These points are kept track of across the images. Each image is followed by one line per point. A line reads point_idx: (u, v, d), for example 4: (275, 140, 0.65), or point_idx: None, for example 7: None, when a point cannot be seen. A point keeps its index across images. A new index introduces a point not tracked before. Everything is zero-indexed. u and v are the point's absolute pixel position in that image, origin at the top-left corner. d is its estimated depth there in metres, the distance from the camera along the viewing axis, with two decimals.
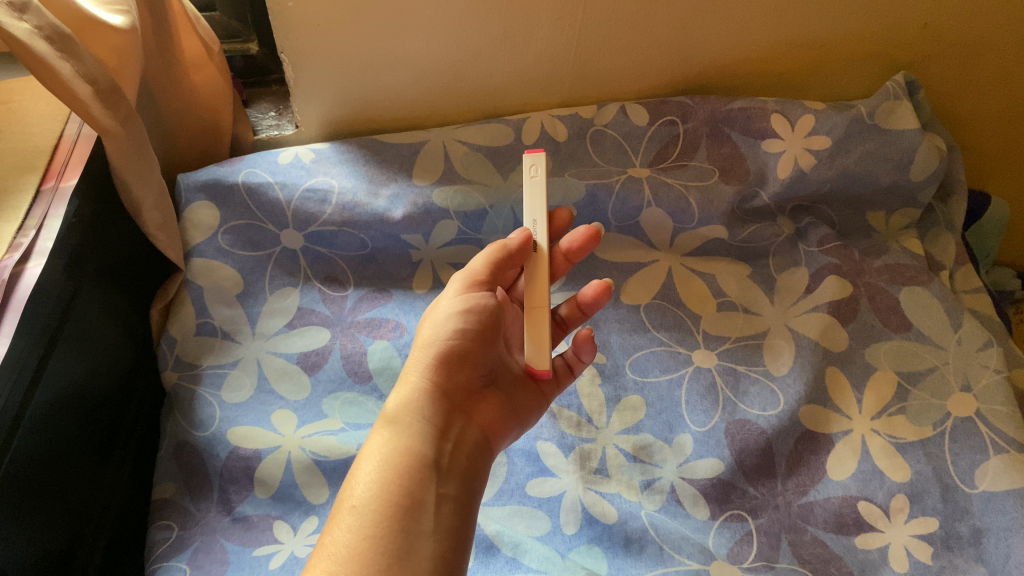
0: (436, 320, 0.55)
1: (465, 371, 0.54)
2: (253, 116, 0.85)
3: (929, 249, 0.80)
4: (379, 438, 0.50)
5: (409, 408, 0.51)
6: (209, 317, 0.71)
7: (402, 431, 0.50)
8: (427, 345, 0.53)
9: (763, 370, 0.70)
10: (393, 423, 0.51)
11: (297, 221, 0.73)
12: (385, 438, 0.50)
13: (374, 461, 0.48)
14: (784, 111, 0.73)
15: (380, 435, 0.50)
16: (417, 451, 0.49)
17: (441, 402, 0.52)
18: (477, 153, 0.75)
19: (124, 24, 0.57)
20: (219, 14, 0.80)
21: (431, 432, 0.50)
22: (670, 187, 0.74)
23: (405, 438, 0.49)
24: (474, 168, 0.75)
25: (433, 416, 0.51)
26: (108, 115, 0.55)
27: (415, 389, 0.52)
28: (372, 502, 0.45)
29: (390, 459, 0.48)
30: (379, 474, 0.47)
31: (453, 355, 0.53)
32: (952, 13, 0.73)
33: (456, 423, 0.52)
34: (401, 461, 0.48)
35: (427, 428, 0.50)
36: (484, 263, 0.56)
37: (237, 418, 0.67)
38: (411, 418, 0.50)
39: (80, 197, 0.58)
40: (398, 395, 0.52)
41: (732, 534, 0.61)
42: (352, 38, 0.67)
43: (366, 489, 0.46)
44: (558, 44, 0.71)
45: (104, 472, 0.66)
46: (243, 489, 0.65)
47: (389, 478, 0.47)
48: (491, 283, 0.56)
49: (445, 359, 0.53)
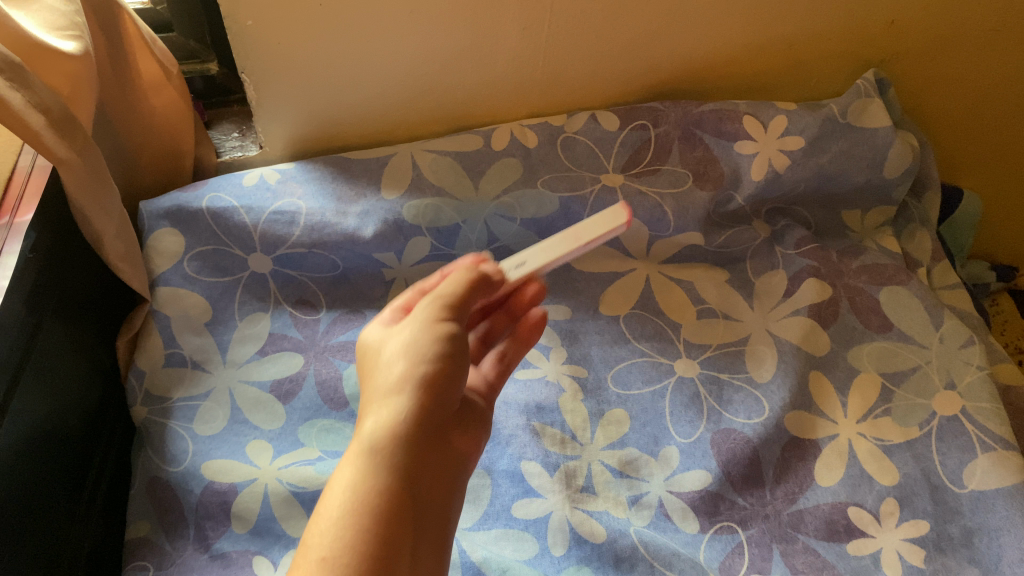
0: (416, 330, 0.45)
1: (455, 396, 0.46)
2: (216, 138, 0.83)
3: (906, 246, 0.79)
4: (350, 472, 0.41)
5: (393, 439, 0.42)
6: (177, 347, 0.68)
7: (380, 467, 0.41)
8: (413, 363, 0.44)
9: (746, 377, 0.69)
10: (369, 455, 0.41)
11: (266, 245, 0.71)
12: (360, 474, 0.41)
13: (345, 504, 0.39)
14: (756, 113, 0.72)
15: (351, 469, 0.41)
16: (397, 494, 0.40)
17: (427, 432, 0.43)
18: (445, 159, 0.73)
19: (76, 50, 0.55)
20: (176, 35, 0.77)
21: (414, 473, 0.42)
22: (644, 195, 0.73)
23: (384, 477, 0.41)
24: (443, 175, 0.73)
25: (417, 449, 0.42)
26: (63, 145, 0.53)
27: (400, 410, 0.42)
28: (344, 559, 0.37)
29: (366, 502, 0.39)
30: (352, 523, 0.39)
31: (444, 379, 0.44)
32: (918, 10, 0.73)
33: (437, 456, 0.44)
34: (377, 506, 0.39)
35: (409, 466, 0.42)
36: (460, 288, 0.48)
37: (211, 451, 0.65)
38: (394, 453, 0.41)
39: (36, 230, 0.55)
40: (377, 418, 0.43)
41: (723, 546, 0.61)
42: (313, 55, 0.65)
43: (335, 540, 0.38)
44: (525, 53, 0.70)
45: (73, 512, 0.64)
46: (220, 525, 0.62)
47: (364, 529, 0.38)
48: (462, 307, 0.47)
49: (434, 382, 0.44)
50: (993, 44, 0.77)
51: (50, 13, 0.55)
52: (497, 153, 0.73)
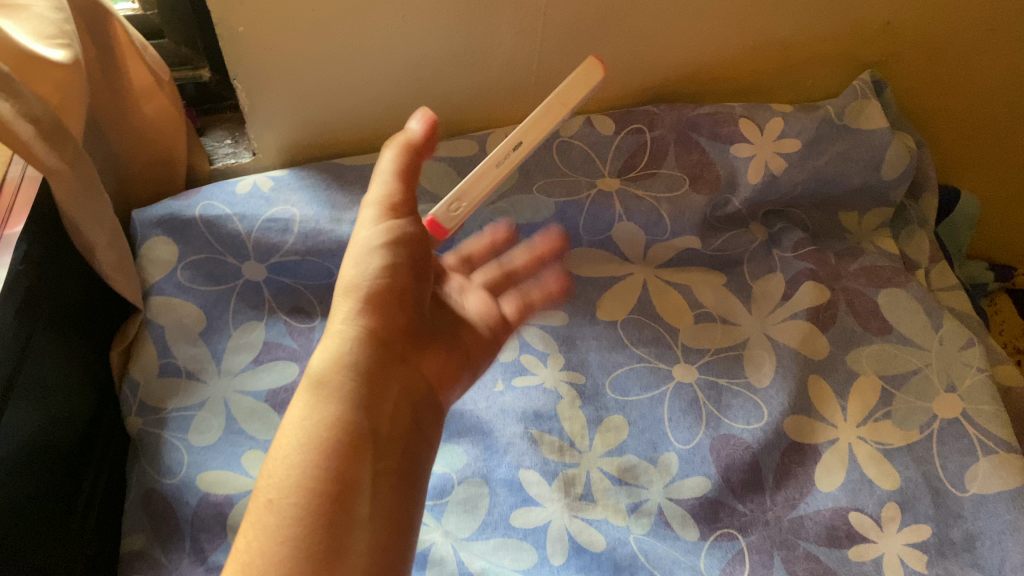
0: (358, 255, 0.48)
1: (405, 313, 0.49)
2: (208, 145, 0.82)
3: (904, 248, 0.79)
4: (301, 405, 0.43)
5: (339, 365, 0.44)
6: (171, 357, 0.67)
7: (328, 396, 0.43)
8: (353, 287, 0.47)
9: (745, 382, 0.68)
10: (318, 386, 0.43)
11: (259, 253, 0.70)
12: (307, 406, 0.42)
13: (295, 433, 0.41)
14: (751, 116, 0.72)
15: (301, 402, 0.43)
16: (348, 421, 0.42)
17: (375, 353, 0.46)
18: (441, 164, 0.72)
19: (66, 59, 0.54)
20: (167, 41, 0.76)
21: (365, 403, 0.44)
22: (641, 200, 0.73)
23: (334, 407, 0.42)
24: (436, 179, 0.73)
25: (365, 373, 0.45)
26: (53, 155, 0.53)
27: (345, 339, 0.45)
28: (292, 494, 0.38)
29: (314, 435, 0.41)
30: (302, 452, 0.40)
31: (387, 296, 0.48)
32: (915, 11, 0.72)
33: (391, 384, 0.46)
34: (329, 433, 0.41)
35: (360, 392, 0.44)
36: (395, 176, 0.50)
37: (206, 463, 0.64)
38: (340, 380, 0.43)
39: (26, 241, 0.55)
40: (323, 352, 0.45)
41: (724, 554, 0.60)
42: (306, 60, 0.64)
43: (288, 469, 0.40)
44: (520, 57, 0.69)
45: (67, 526, 0.63)
46: (216, 538, 0.61)
47: (312, 460, 0.40)
48: (409, 206, 0.50)
49: (376, 303, 0.47)
50: (989, 44, 0.77)
51: (40, 21, 0.54)
52: (491, 157, 0.73)
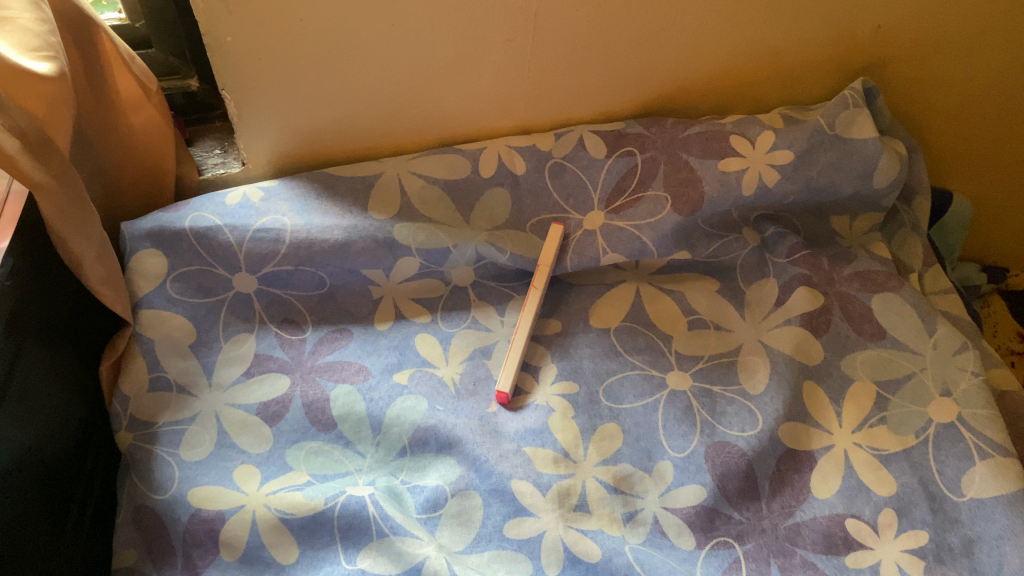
0: None
1: None
2: (197, 155, 0.81)
3: (897, 252, 0.79)
4: None
5: None
6: (162, 371, 0.67)
7: None
8: None
9: (739, 389, 0.68)
10: None
11: (250, 263, 0.70)
12: None
13: None
14: (743, 132, 0.73)
15: None
16: None
17: None
18: (435, 188, 0.74)
19: (50, 71, 0.53)
20: (155, 51, 0.76)
21: None
22: (622, 230, 0.74)
23: None
24: (431, 205, 0.74)
25: None
26: (40, 168, 0.53)
27: None
28: None
29: None
30: None
31: None
32: (904, 16, 0.73)
33: None
34: None
35: None
36: None
37: (198, 478, 0.64)
38: None
39: (13, 255, 0.54)
40: None
41: (720, 562, 0.60)
42: (295, 70, 0.64)
43: None
44: (511, 66, 0.69)
45: (58, 543, 0.62)
46: (209, 553, 0.61)
47: None
48: None
49: None
50: (981, 47, 0.77)
51: (25, 34, 0.53)
52: (484, 179, 0.74)
